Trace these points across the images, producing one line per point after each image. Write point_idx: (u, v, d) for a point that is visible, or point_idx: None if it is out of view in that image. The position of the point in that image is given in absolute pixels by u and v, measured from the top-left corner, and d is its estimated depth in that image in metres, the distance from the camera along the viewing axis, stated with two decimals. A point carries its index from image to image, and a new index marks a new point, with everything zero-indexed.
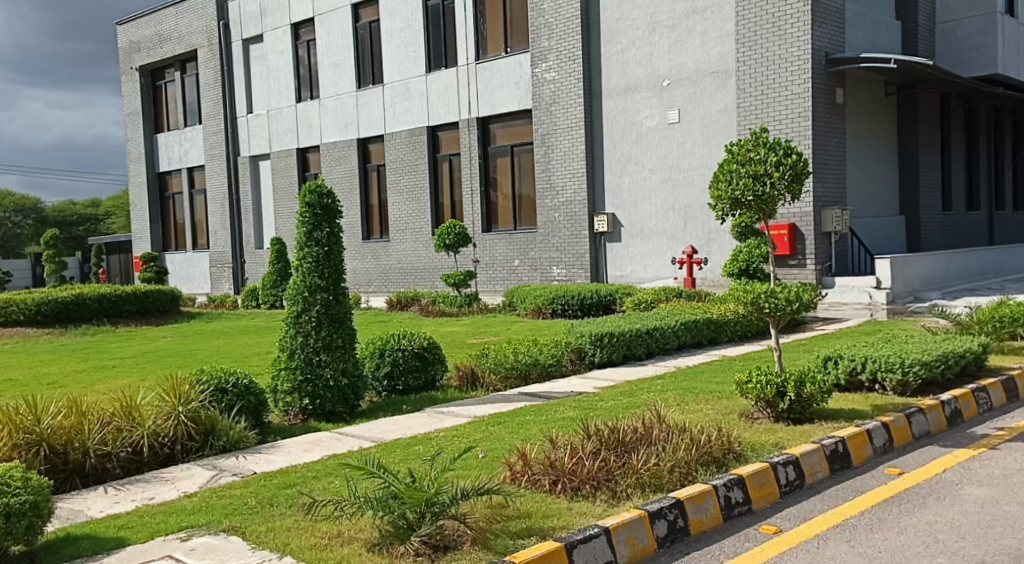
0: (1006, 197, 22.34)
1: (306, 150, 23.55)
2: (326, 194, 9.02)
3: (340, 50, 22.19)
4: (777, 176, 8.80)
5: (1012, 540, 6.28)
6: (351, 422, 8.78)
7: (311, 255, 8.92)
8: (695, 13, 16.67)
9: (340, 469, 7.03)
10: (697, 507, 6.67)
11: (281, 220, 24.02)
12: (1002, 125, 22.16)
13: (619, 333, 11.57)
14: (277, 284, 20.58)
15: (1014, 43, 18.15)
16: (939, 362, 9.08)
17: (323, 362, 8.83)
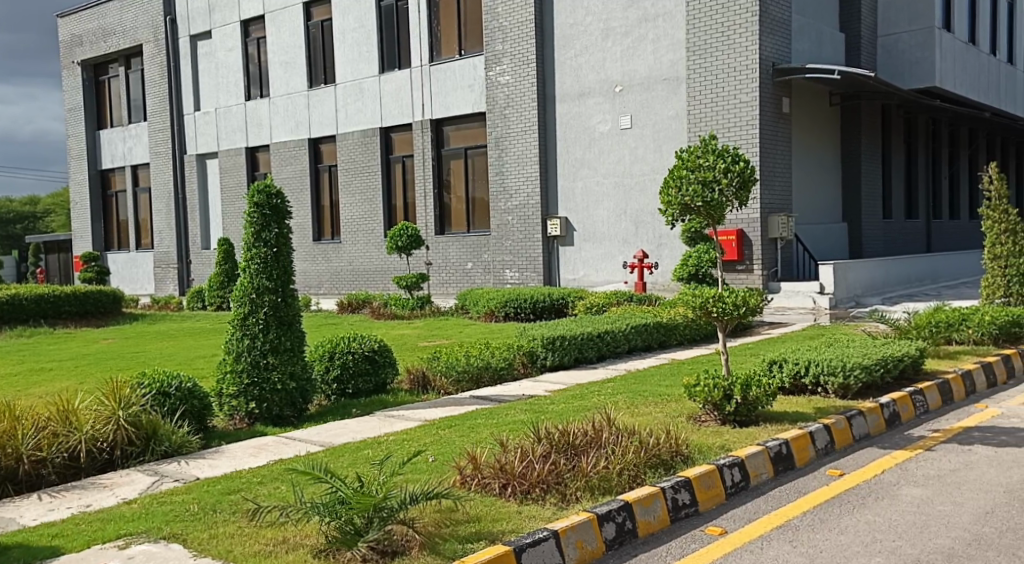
0: (943, 207, 22.89)
1: (255, 150, 23.47)
2: (275, 194, 9.06)
3: (292, 49, 22.14)
4: (726, 183, 9.00)
5: (945, 539, 6.52)
6: (299, 426, 8.83)
7: (259, 256, 8.96)
8: (647, 20, 16.91)
9: (285, 474, 7.08)
10: (645, 509, 6.83)
11: (228, 220, 23.89)
12: (940, 136, 22.73)
13: (571, 337, 11.75)
14: (224, 286, 20.48)
15: (952, 57, 18.65)
16: (879, 365, 9.38)
17: (271, 365, 8.86)
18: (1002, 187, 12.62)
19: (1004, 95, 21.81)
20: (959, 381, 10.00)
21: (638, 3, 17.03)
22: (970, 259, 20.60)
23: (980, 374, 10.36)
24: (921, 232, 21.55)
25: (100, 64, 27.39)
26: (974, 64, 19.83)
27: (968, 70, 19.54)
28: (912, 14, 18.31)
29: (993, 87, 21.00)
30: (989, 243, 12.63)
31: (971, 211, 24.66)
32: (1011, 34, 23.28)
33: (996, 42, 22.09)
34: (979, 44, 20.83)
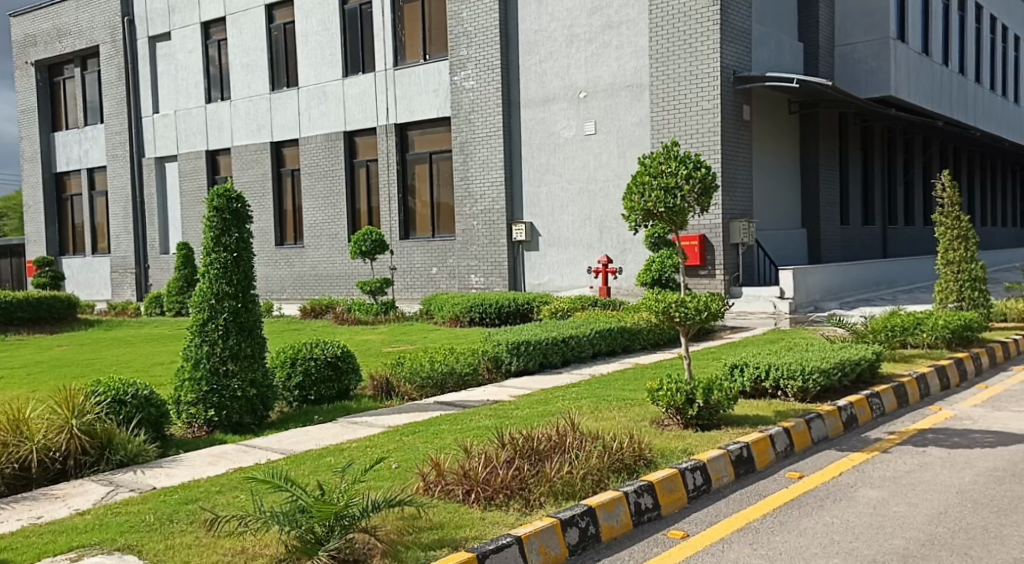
0: (899, 213, 23.26)
1: (215, 153, 23.37)
2: (235, 198, 9.04)
3: (253, 51, 22.08)
4: (688, 189, 9.15)
5: (900, 540, 6.66)
6: (259, 434, 8.83)
7: (219, 261, 8.94)
8: (611, 27, 17.06)
9: (244, 483, 7.09)
10: (608, 514, 6.92)
11: (188, 224, 23.74)
12: (896, 144, 23.10)
13: (535, 342, 11.82)
14: (183, 291, 20.34)
15: (907, 66, 19.00)
16: (837, 369, 9.55)
17: (231, 372, 8.87)
18: (955, 194, 12.86)
19: (957, 105, 22.24)
20: (914, 383, 10.19)
21: (601, 10, 17.18)
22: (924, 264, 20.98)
23: (934, 377, 10.56)
24: (878, 238, 21.89)
25: (55, 65, 27.12)
26: (929, 74, 20.20)
27: (923, 80, 19.91)
28: (869, 24, 18.63)
29: (947, 96, 21.40)
30: (942, 249, 12.89)
31: (925, 217, 25.09)
32: (963, 44, 23.73)
33: (949, 51, 22.52)
34: (933, 55, 21.22)
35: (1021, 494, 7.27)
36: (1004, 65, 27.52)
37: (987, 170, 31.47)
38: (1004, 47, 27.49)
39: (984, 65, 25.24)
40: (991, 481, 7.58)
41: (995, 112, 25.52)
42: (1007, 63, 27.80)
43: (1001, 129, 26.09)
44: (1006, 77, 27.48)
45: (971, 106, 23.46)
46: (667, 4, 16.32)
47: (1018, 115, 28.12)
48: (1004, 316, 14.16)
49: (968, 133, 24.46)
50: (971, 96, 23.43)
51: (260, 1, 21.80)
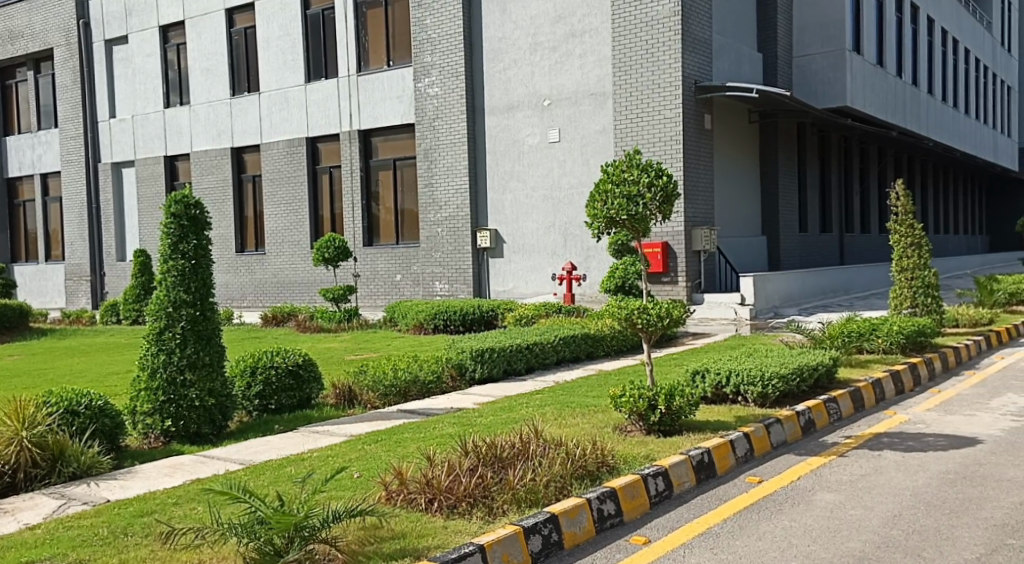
0: (855, 221, 23.58)
1: (174, 159, 23.25)
2: (193, 205, 9.02)
3: (213, 56, 21.99)
4: (650, 198, 9.22)
5: (857, 542, 6.78)
6: (217, 444, 8.81)
7: (176, 268, 8.92)
8: (574, 36, 17.19)
9: (201, 494, 7.09)
10: (571, 521, 6.99)
11: (144, 230, 23.55)
12: (852, 151, 23.44)
13: (499, 349, 11.87)
14: (140, 298, 20.18)
15: (863, 77, 19.32)
16: (795, 375, 9.69)
17: (188, 382, 8.83)
18: (909, 203, 13.12)
19: (910, 116, 22.65)
20: (869, 389, 10.35)
21: (565, 19, 17.30)
22: (880, 271, 21.34)
23: (889, 382, 10.74)
24: (835, 245, 22.19)
25: (8, 67, 26.83)
26: (883, 86, 20.57)
27: (877, 91, 20.27)
28: (826, 36, 18.93)
29: (901, 107, 21.79)
30: (896, 256, 13.12)
31: (881, 225, 25.47)
32: (917, 55, 24.16)
33: (903, 63, 22.91)
34: (888, 66, 21.59)
35: (972, 496, 7.42)
36: (955, 76, 28.06)
37: (939, 179, 32.03)
38: (955, 59, 28.02)
39: (936, 76, 25.72)
40: (945, 483, 7.73)
41: (946, 123, 26.01)
42: (958, 74, 28.33)
43: (952, 139, 26.58)
44: (957, 88, 28.01)
45: (924, 116, 23.88)
46: (630, 14, 16.50)
47: (968, 125, 28.67)
48: (956, 321, 14.45)
49: (921, 143, 24.90)
50: (924, 107, 23.87)
51: (220, 6, 21.73)
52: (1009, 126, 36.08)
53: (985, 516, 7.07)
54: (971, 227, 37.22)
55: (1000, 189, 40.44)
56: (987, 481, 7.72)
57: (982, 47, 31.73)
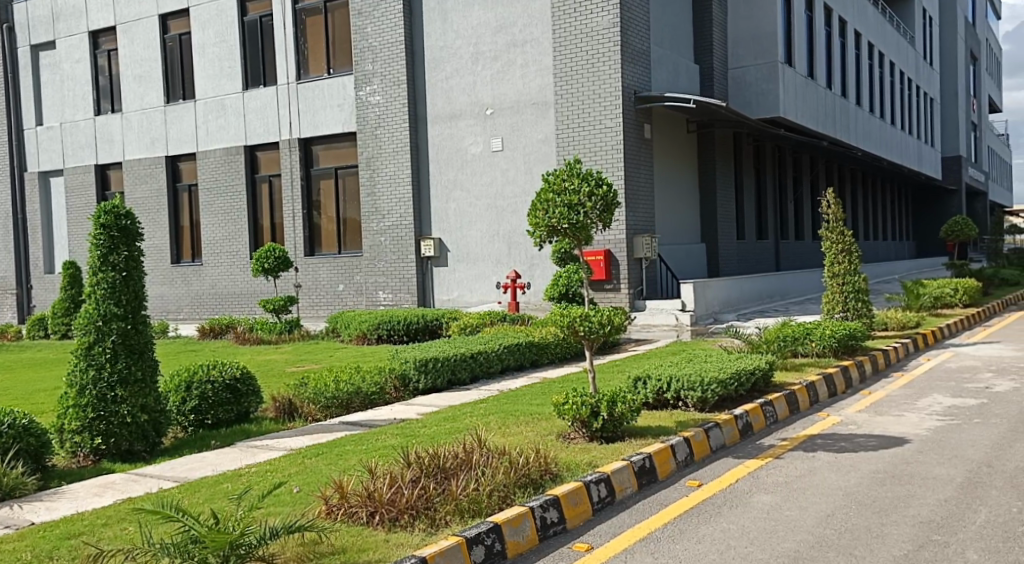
0: (790, 227, 23.98)
1: (105, 167, 22.94)
2: (123, 215, 8.94)
3: (146, 62, 21.76)
4: (590, 206, 9.29)
5: (792, 542, 6.90)
6: (149, 462, 8.72)
7: (106, 281, 8.84)
8: (515, 46, 17.31)
9: (132, 514, 7.02)
10: (514, 530, 7.04)
11: (73, 241, 23.16)
12: (786, 160, 23.87)
13: (444, 359, 11.88)
14: (70, 312, 19.90)
15: (795, 89, 19.74)
16: (732, 380, 9.85)
17: (119, 398, 8.74)
18: (839, 210, 13.44)
19: (840, 126, 23.17)
20: (804, 392, 10.56)
21: (506, 29, 17.42)
22: (815, 276, 21.75)
23: (822, 385, 10.96)
24: (771, 251, 22.53)
25: None
26: (814, 97, 21.02)
27: (809, 102, 20.72)
28: (760, 48, 19.30)
29: (831, 118, 22.29)
30: (828, 262, 13.40)
31: (815, 231, 25.92)
32: (845, 68, 24.71)
33: (832, 75, 23.42)
34: (818, 79, 22.08)
35: (901, 494, 7.61)
36: (882, 88, 28.76)
37: (868, 186, 32.72)
38: (880, 72, 28.71)
39: (864, 88, 26.31)
40: (875, 483, 7.92)
41: (874, 133, 26.64)
42: (884, 86, 29.03)
43: (880, 149, 27.21)
44: (884, 100, 28.69)
45: (853, 126, 24.44)
46: (570, 25, 16.69)
47: (894, 136, 29.36)
48: (885, 325, 14.80)
49: (851, 152, 25.44)
50: (853, 118, 24.41)
51: (153, 12, 21.53)
52: (932, 136, 37.00)
53: (912, 514, 7.25)
54: (898, 233, 38.05)
55: (925, 195, 41.40)
56: (915, 479, 7.91)
57: (906, 59, 32.54)
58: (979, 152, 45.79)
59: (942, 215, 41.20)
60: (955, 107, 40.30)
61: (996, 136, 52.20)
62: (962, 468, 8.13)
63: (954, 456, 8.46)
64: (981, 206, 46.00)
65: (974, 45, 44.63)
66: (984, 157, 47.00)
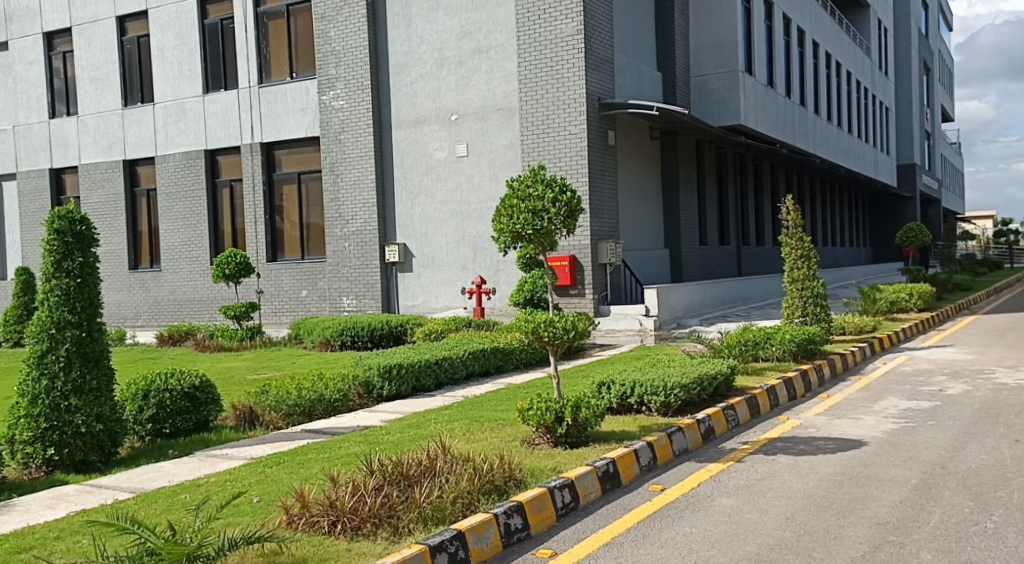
0: (751, 233, 24.15)
1: (60, 171, 22.66)
2: (78, 220, 8.84)
3: (103, 64, 21.55)
4: (554, 212, 9.28)
5: (752, 545, 6.93)
6: (104, 472, 8.63)
7: (59, 287, 8.72)
8: (480, 52, 17.33)
9: (87, 526, 6.93)
10: (478, 537, 7.02)
11: (27, 247, 22.85)
12: (747, 166, 24.05)
13: (408, 365, 11.84)
14: (22, 318, 19.60)
15: (755, 98, 19.93)
16: (695, 384, 9.90)
17: (73, 407, 8.63)
18: (798, 217, 13.56)
19: (799, 134, 23.40)
20: (764, 395, 10.63)
21: (470, 35, 17.43)
22: (777, 281, 21.92)
23: (783, 388, 11.05)
24: (732, 257, 22.68)
25: None
26: (774, 105, 21.22)
27: (769, 110, 20.91)
28: (721, 57, 19.47)
29: (790, 126, 22.50)
30: (787, 268, 13.54)
31: (775, 237, 26.14)
32: (804, 76, 24.97)
33: (791, 83, 23.66)
34: (778, 87, 22.30)
35: (858, 496, 7.68)
36: (839, 97, 29.11)
37: (827, 193, 33.06)
38: (838, 81, 29.06)
39: (822, 96, 26.61)
40: (833, 485, 7.99)
41: (832, 141, 26.94)
42: (842, 95, 29.39)
43: (837, 157, 27.52)
44: (841, 108, 29.04)
45: (812, 134, 24.70)
46: (534, 32, 16.74)
47: (851, 143, 29.71)
48: (842, 330, 14.96)
49: (810, 159, 25.71)
50: (811, 126, 24.69)
51: (110, 13, 21.33)
52: (887, 144, 37.48)
53: (869, 515, 7.32)
54: (855, 239, 38.44)
55: (881, 202, 41.88)
56: (871, 481, 7.99)
57: (862, 69, 32.96)
58: (932, 161, 46.47)
59: (898, 221, 41.72)
60: (909, 117, 40.85)
61: (948, 146, 53.03)
62: (917, 470, 8.22)
63: (910, 458, 8.56)
64: (935, 212, 46.62)
65: (927, 56, 45.34)
66: (937, 165, 47.70)
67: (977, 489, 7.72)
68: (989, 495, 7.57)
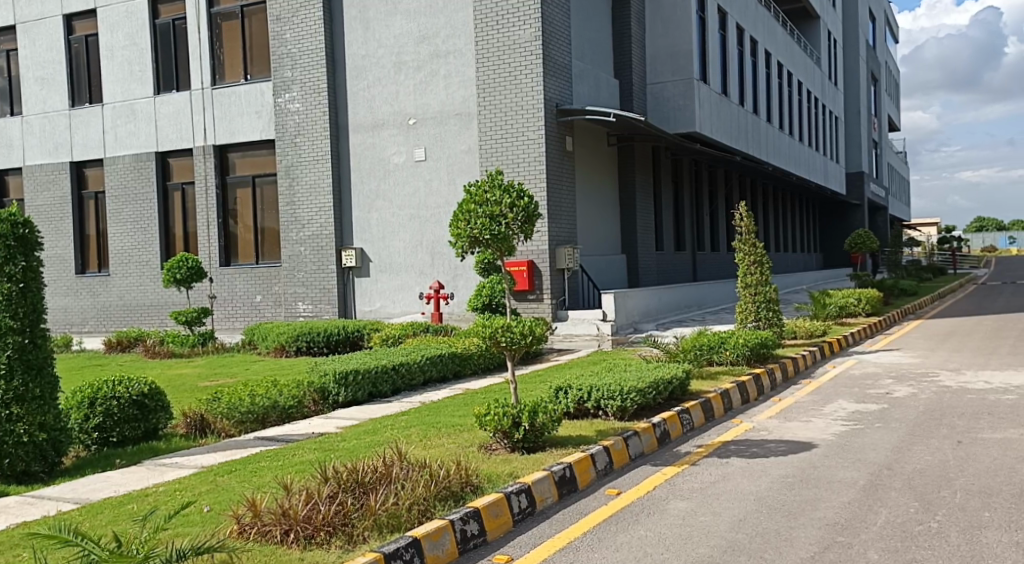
0: (706, 240, 24.30)
1: (4, 173, 22.22)
2: (20, 224, 8.64)
3: (49, 64, 21.18)
4: (512, 217, 9.21)
5: (706, 547, 6.92)
6: (48, 483, 8.44)
7: (3, 292, 8.49)
8: (438, 56, 17.26)
9: (29, 539, 6.74)
10: (433, 544, 6.93)
11: None
12: (702, 173, 24.21)
13: (364, 371, 11.72)
14: None
15: (709, 106, 20.08)
16: (651, 389, 9.89)
17: (16, 416, 8.40)
18: (751, 224, 13.64)
19: (753, 143, 23.61)
20: (719, 399, 10.66)
21: (428, 39, 17.36)
22: (732, 286, 22.06)
23: (736, 392, 11.08)
24: (688, 263, 22.78)
25: None
26: (728, 114, 21.39)
27: (723, 118, 21.07)
28: (677, 65, 19.59)
29: (744, 134, 22.68)
30: (741, 274, 13.61)
31: (729, 244, 26.33)
32: (757, 85, 25.20)
33: (745, 92, 23.85)
34: (732, 96, 22.48)
35: (809, 497, 7.71)
36: (791, 106, 29.45)
37: (779, 201, 33.40)
38: (790, 91, 29.39)
39: (775, 106, 26.89)
40: (785, 486, 8.02)
41: (784, 150, 27.22)
42: (793, 104, 29.72)
43: (789, 165, 27.82)
44: (793, 118, 29.37)
45: (765, 143, 24.94)
46: (492, 37, 16.71)
47: (802, 152, 30.06)
48: (793, 334, 15.10)
49: (762, 168, 25.94)
50: (764, 134, 24.93)
51: (57, 12, 20.97)
52: (837, 152, 37.94)
53: (819, 516, 7.34)
54: (807, 245, 38.87)
55: (831, 209, 42.45)
56: (821, 483, 8.03)
57: (813, 79, 33.41)
58: (880, 169, 47.15)
59: (847, 228, 42.26)
60: (858, 126, 41.44)
61: (894, 155, 53.85)
62: (864, 471, 8.27)
63: (859, 459, 8.61)
64: (882, 220, 47.31)
65: (875, 66, 46.03)
66: (885, 174, 48.41)
67: (921, 489, 7.78)
68: (933, 495, 7.63)
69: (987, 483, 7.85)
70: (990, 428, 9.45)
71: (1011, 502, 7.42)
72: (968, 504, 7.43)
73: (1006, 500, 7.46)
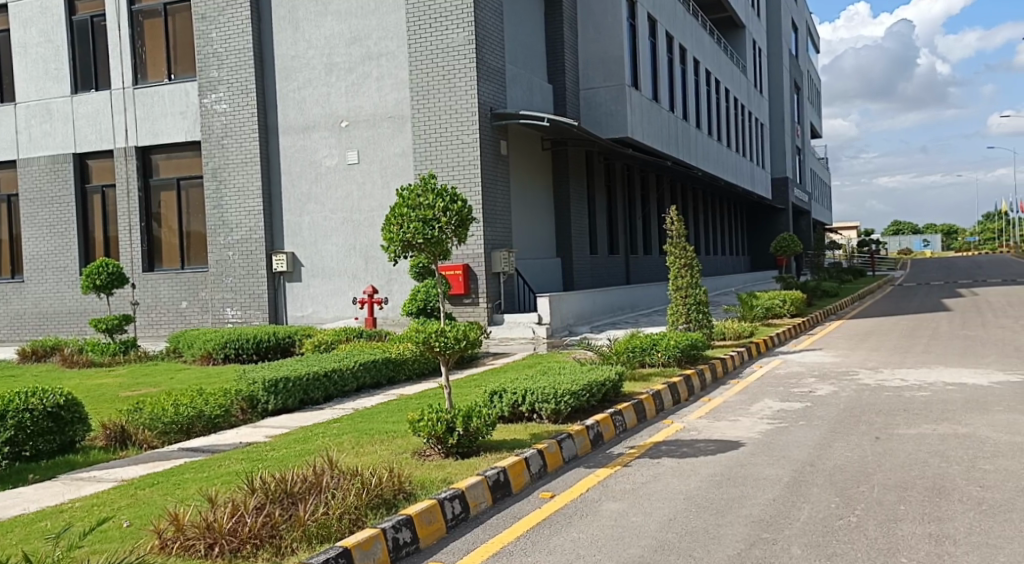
0: (638, 243, 24.39)
1: None
2: None
3: None
4: (445, 221, 9.05)
5: (637, 548, 6.83)
6: None
7: None
8: (370, 58, 17.04)
9: None
10: (365, 553, 6.73)
11: None
12: (633, 177, 24.31)
13: (294, 378, 11.47)
14: None
15: (641, 111, 20.16)
16: (585, 391, 9.81)
17: None
18: (681, 227, 13.68)
19: (683, 148, 23.80)
20: (651, 401, 10.63)
21: (360, 41, 17.13)
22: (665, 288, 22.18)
23: (668, 394, 11.06)
24: (621, 265, 22.84)
25: None
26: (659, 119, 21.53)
27: (655, 124, 21.19)
28: (609, 69, 19.64)
29: (674, 140, 22.84)
30: (671, 276, 13.63)
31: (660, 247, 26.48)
32: (686, 92, 25.38)
33: (675, 98, 24.04)
34: (663, 102, 22.61)
35: (735, 495, 7.68)
36: (719, 113, 29.77)
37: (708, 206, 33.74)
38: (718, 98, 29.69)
39: (704, 111, 27.15)
40: (713, 485, 7.98)
41: (713, 154, 27.52)
42: (721, 111, 30.05)
43: (718, 170, 28.11)
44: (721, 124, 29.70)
45: (694, 148, 25.17)
46: (424, 40, 16.57)
47: (730, 157, 30.40)
48: (723, 335, 15.19)
49: (692, 172, 26.17)
50: (694, 140, 25.16)
51: None
52: (763, 157, 38.47)
53: (745, 513, 7.31)
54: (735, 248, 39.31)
55: (758, 212, 43.06)
56: (748, 480, 8.01)
57: (739, 86, 33.82)
58: (804, 174, 48.02)
59: (775, 230, 42.88)
60: (783, 131, 42.09)
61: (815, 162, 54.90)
62: (788, 468, 8.28)
63: (783, 456, 8.63)
64: (806, 223, 48.17)
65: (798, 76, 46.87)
66: (808, 179, 49.25)
67: (842, 485, 7.80)
68: (853, 490, 7.65)
69: (903, 477, 7.91)
70: (907, 424, 9.55)
71: (925, 495, 7.47)
72: (885, 498, 7.46)
73: (921, 493, 7.50)
